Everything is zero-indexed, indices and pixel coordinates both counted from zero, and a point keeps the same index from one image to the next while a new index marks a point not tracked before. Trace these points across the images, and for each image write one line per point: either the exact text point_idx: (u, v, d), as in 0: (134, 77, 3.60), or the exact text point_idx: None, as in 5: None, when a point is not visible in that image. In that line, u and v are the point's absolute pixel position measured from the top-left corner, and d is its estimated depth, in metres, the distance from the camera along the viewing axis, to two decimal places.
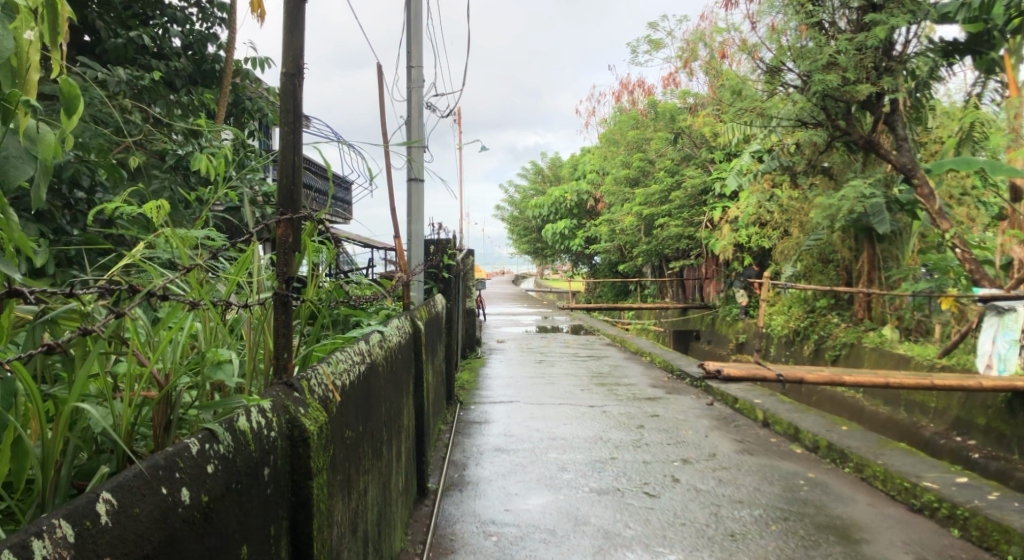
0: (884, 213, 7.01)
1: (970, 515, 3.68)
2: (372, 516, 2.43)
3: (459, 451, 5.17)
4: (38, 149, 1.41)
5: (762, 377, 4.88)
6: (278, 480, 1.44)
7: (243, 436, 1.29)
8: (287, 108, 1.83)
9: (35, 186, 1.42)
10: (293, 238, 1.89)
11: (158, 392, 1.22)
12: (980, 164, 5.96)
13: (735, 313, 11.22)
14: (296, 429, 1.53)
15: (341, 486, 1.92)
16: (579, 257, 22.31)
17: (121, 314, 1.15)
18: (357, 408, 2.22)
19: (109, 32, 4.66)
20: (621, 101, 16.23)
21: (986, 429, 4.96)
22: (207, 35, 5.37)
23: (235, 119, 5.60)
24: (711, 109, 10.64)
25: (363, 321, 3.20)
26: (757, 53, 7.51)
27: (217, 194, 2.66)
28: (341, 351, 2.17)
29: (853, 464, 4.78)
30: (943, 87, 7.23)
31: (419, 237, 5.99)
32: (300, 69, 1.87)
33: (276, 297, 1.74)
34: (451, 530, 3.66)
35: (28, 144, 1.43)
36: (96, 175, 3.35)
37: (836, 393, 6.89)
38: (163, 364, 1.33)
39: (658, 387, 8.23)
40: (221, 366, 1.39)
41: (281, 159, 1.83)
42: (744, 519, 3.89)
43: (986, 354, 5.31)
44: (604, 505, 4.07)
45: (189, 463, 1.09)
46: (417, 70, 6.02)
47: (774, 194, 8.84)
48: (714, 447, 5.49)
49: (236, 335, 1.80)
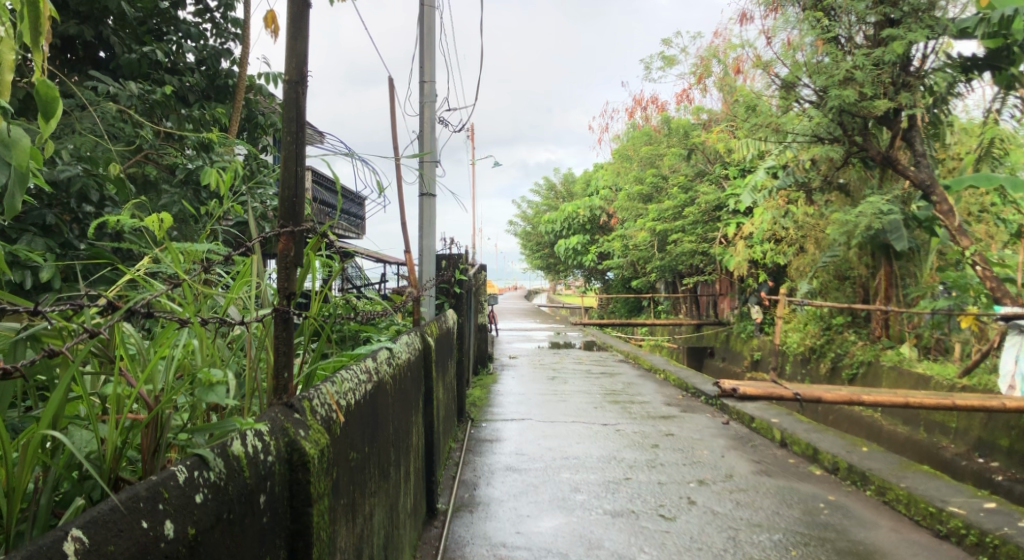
0: (902, 230, 6.93)
1: (1000, 543, 3.54)
2: (378, 540, 2.36)
3: (470, 470, 5.08)
4: (12, 153, 1.41)
5: (779, 396, 4.75)
6: (276, 506, 1.38)
7: (237, 461, 1.22)
8: (289, 118, 1.79)
9: (10, 192, 1.41)
10: (296, 251, 1.83)
11: (147, 415, 1.18)
12: (1001, 180, 5.85)
13: (750, 330, 11.06)
14: (295, 453, 1.47)
15: (345, 511, 1.85)
16: (592, 272, 22.25)
17: (96, 333, 1.09)
18: (363, 428, 2.15)
19: (123, 47, 4.67)
20: (634, 117, 16.20)
21: (1010, 451, 4.81)
22: (221, 50, 5.39)
23: (248, 134, 5.61)
24: (726, 124, 10.58)
25: (372, 337, 3.15)
26: (772, 68, 7.45)
27: (223, 205, 2.63)
28: (347, 369, 2.11)
29: (875, 487, 4.64)
30: (962, 102, 7.08)
31: (430, 251, 5.94)
32: (304, 77, 1.83)
33: (277, 314, 1.68)
34: (461, 554, 3.56)
35: (3, 147, 1.42)
36: (104, 189, 3.35)
37: (855, 412, 6.74)
38: (154, 386, 1.28)
39: (672, 405, 8.10)
40: (212, 386, 1.33)
41: (283, 169, 1.78)
42: (763, 544, 3.77)
43: (1010, 374, 5.16)
44: (619, 528, 3.97)
45: (176, 493, 1.03)
46: (429, 85, 6.01)
47: (789, 209, 8.74)
48: (731, 468, 5.35)
49: (238, 350, 1.74)
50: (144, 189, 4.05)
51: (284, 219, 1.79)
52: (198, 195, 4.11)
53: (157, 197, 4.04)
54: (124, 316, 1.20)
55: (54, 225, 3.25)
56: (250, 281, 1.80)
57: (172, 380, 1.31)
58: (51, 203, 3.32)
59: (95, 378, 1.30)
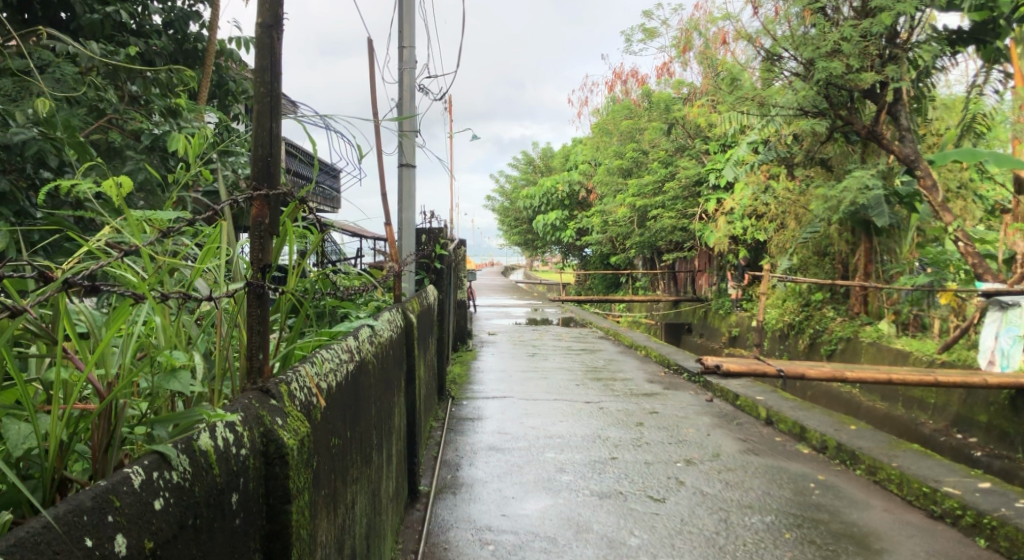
0: (884, 206, 6.88)
1: (998, 525, 3.52)
2: (360, 528, 2.23)
3: (452, 450, 4.97)
4: None
5: (763, 372, 4.68)
6: (249, 506, 1.23)
7: (205, 459, 1.08)
8: (263, 64, 1.62)
9: None
10: (271, 218, 1.66)
11: (96, 406, 1.03)
12: (984, 156, 5.77)
13: (728, 307, 11.08)
14: (271, 444, 1.32)
15: (326, 503, 1.71)
16: (570, 248, 22.22)
17: (18, 313, 0.92)
18: (343, 412, 1.99)
19: (85, 7, 4.36)
20: (614, 90, 15.97)
21: (988, 426, 4.82)
22: (190, 12, 5.10)
23: (219, 101, 5.34)
24: (707, 99, 10.48)
25: (351, 313, 2.99)
26: (758, 40, 7.29)
27: (182, 173, 2.40)
28: (326, 348, 1.95)
29: (865, 466, 4.63)
30: (945, 77, 7.02)
31: (409, 225, 5.75)
32: (279, 20, 1.65)
33: (250, 289, 1.52)
34: (444, 538, 3.45)
35: None
36: (64, 154, 3.10)
37: (834, 389, 6.77)
38: (105, 372, 1.12)
39: (654, 382, 8.06)
40: (175, 375, 1.19)
41: (256, 124, 1.61)
42: (756, 527, 3.71)
43: (989, 349, 5.17)
44: (607, 510, 3.89)
45: (129, 501, 0.89)
46: (408, 50, 5.78)
47: (770, 185, 8.64)
48: (718, 447, 5.31)
49: (207, 327, 1.58)
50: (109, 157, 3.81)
51: (258, 181, 1.63)
52: (166, 163, 3.88)
53: (122, 164, 3.80)
54: (58, 288, 1.02)
55: (8, 192, 3.01)
56: (219, 250, 1.63)
57: (128, 364, 1.16)
58: (5, 168, 3.09)
59: (38, 361, 1.15)
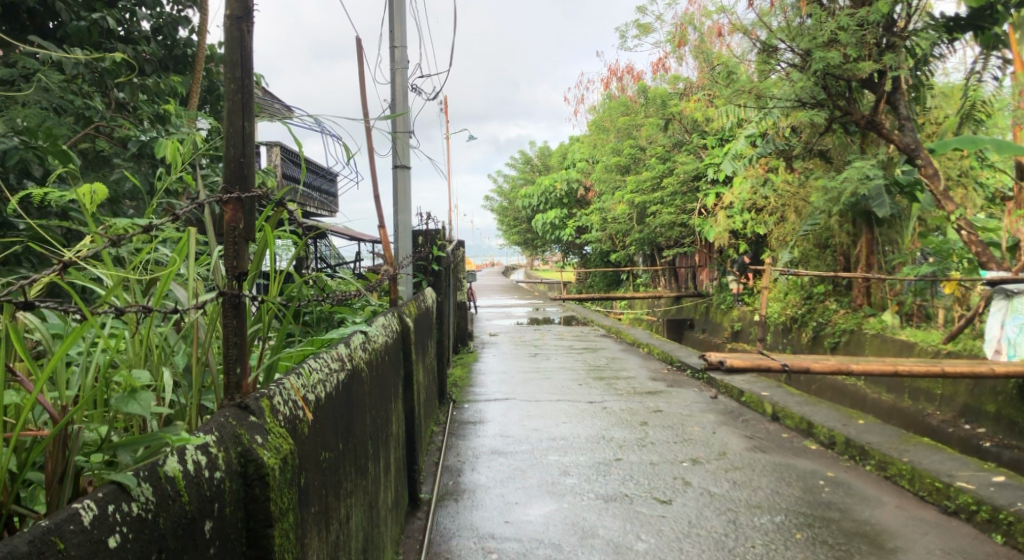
0: (884, 197, 6.72)
1: (1014, 520, 3.43)
2: (356, 542, 2.15)
3: (454, 455, 4.89)
4: None
5: (767, 367, 4.59)
6: (226, 532, 1.16)
7: (171, 486, 1.02)
8: (234, 60, 1.54)
9: None
10: (247, 222, 1.58)
11: (45, 433, 0.96)
12: (985, 143, 5.67)
13: (730, 302, 11.02)
14: (250, 464, 1.25)
15: (316, 520, 1.63)
16: (569, 247, 22.12)
17: None
18: (335, 423, 1.91)
19: (71, 14, 4.26)
20: (610, 87, 15.85)
21: (997, 416, 4.74)
22: (178, 18, 5.00)
23: (209, 107, 5.26)
24: (703, 93, 10.42)
25: (346, 318, 2.91)
26: (753, 32, 7.15)
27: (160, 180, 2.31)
28: (315, 357, 1.87)
29: (875, 462, 4.55)
30: (943, 64, 6.91)
31: (404, 227, 5.67)
32: (249, 11, 1.57)
33: (225, 298, 1.45)
34: (447, 548, 3.37)
35: None
36: (47, 164, 3.02)
37: (839, 382, 6.68)
38: (59, 395, 1.05)
39: (658, 380, 7.99)
40: (134, 397, 1.11)
41: (228, 123, 1.54)
42: (766, 527, 3.63)
43: (995, 338, 5.08)
44: (613, 514, 3.81)
45: (75, 541, 0.83)
46: (399, 50, 5.69)
47: (768, 178, 8.53)
48: (724, 445, 5.23)
49: (184, 338, 1.52)
50: (97, 165, 3.74)
51: (231, 184, 1.56)
52: (153, 169, 3.81)
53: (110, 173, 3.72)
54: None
55: None
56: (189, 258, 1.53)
57: (85, 385, 1.09)
58: None
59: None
